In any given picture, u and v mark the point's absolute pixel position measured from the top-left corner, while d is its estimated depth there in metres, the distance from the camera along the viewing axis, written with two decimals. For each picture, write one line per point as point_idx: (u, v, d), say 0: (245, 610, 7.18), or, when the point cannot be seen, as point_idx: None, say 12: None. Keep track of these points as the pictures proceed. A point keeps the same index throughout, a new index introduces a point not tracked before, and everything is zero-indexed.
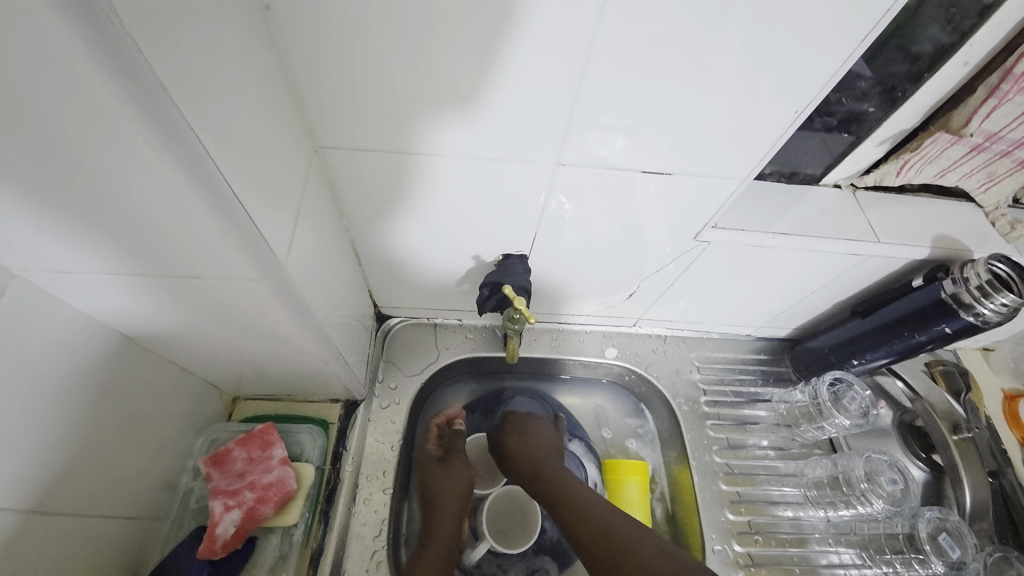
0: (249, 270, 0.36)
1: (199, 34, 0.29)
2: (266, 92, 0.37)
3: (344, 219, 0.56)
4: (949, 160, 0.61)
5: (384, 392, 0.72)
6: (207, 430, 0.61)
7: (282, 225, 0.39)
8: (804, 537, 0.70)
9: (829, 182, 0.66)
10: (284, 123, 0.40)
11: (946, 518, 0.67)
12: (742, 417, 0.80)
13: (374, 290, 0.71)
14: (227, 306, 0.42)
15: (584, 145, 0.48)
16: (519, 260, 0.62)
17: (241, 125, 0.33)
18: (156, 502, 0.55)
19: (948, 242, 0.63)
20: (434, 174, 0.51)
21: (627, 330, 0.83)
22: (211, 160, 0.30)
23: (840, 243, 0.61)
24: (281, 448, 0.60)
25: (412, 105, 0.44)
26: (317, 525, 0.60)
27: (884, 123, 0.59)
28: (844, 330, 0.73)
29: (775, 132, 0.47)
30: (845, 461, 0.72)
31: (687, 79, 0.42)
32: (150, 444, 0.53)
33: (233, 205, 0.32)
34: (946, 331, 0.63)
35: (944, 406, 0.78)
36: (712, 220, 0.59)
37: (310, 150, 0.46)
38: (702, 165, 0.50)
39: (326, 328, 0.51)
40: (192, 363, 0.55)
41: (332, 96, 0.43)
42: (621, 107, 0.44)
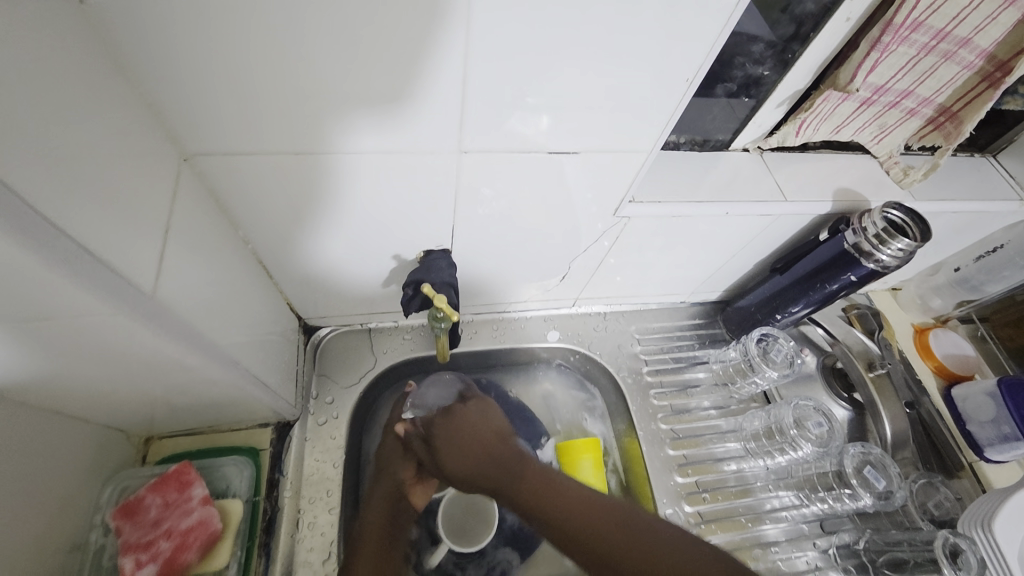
0: (108, 308, 0.32)
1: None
2: (96, 100, 0.32)
3: (241, 231, 0.51)
4: (842, 117, 0.65)
5: (320, 408, 0.68)
6: (114, 478, 0.55)
7: (143, 249, 0.34)
8: (748, 488, 0.74)
9: (738, 147, 0.68)
10: (131, 133, 0.35)
11: (869, 451, 0.72)
12: (683, 382, 0.82)
13: (294, 302, 0.66)
14: (104, 347, 0.37)
15: (485, 130, 0.46)
16: (442, 255, 0.60)
17: (58, 142, 0.28)
18: (61, 568, 0.49)
19: (848, 194, 0.67)
20: (336, 174, 0.47)
21: (567, 312, 0.84)
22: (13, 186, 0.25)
23: (752, 206, 0.62)
24: (200, 487, 0.56)
25: (285, 100, 0.40)
26: (256, 559, 0.57)
27: (779, 85, 0.61)
28: (767, 287, 0.77)
29: (671, 104, 0.47)
30: (776, 411, 0.76)
31: (581, 51, 0.40)
32: (46, 507, 0.47)
33: (64, 237, 0.28)
34: (852, 279, 0.67)
35: (860, 346, 0.85)
36: (630, 194, 0.59)
37: (177, 160, 0.41)
38: (612, 142, 0.50)
39: (231, 353, 0.47)
40: (87, 412, 0.49)
41: (188, 95, 0.38)
42: (516, 89, 0.42)
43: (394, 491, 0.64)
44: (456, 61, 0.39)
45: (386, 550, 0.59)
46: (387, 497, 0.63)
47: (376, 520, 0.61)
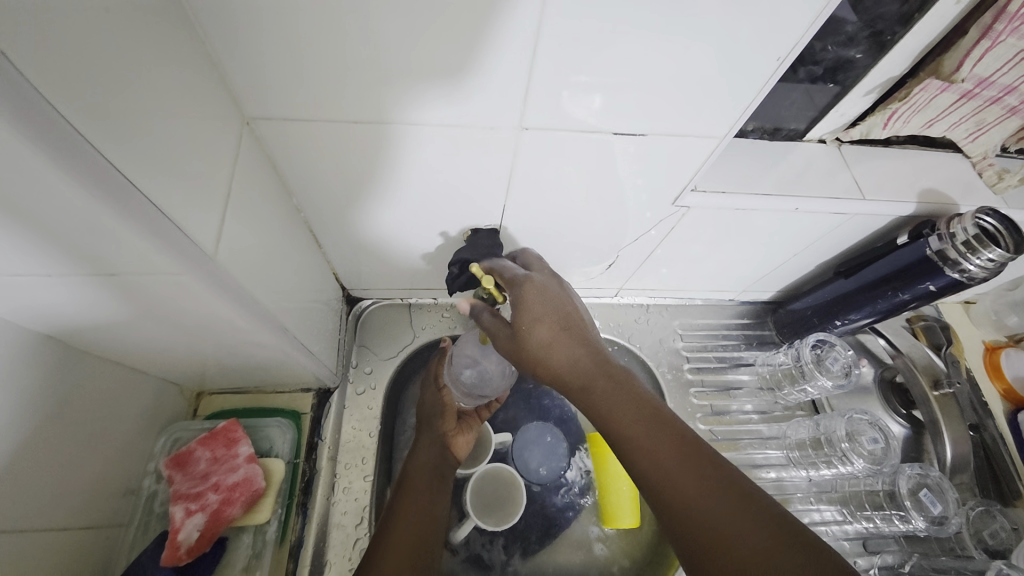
0: (172, 266, 0.32)
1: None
2: (168, 59, 0.32)
3: (294, 199, 0.52)
4: (937, 109, 0.58)
5: (359, 377, 0.69)
6: (168, 430, 0.58)
7: (206, 211, 0.34)
8: (787, 497, 0.71)
9: (814, 138, 0.63)
10: (198, 94, 0.35)
11: (927, 474, 0.67)
12: (725, 382, 0.79)
13: (340, 273, 0.67)
14: (166, 304, 0.38)
15: (547, 107, 0.43)
16: (490, 234, 0.59)
17: (127, 98, 0.28)
18: (116, 509, 0.52)
19: (934, 196, 0.61)
20: (392, 146, 0.46)
21: (608, 301, 0.81)
22: (86, 138, 0.25)
23: (825, 203, 0.58)
24: (247, 445, 0.58)
25: (346, 68, 0.39)
26: (294, 517, 0.59)
27: (871, 71, 0.56)
28: (828, 291, 0.71)
29: (757, 84, 0.43)
30: (827, 423, 0.72)
31: (661, 25, 0.37)
32: (105, 452, 0.50)
33: (136, 197, 0.28)
34: (930, 288, 0.62)
35: (925, 360, 0.78)
36: (693, 183, 0.55)
37: (239, 124, 0.41)
38: (681, 126, 0.47)
39: (279, 318, 0.48)
40: (144, 364, 0.51)
41: (250, 56, 0.37)
42: (589, 65, 0.40)
43: (437, 441, 0.65)
44: (526, 30, 0.37)
45: (432, 492, 0.61)
46: (431, 446, 0.65)
47: (419, 469, 0.62)
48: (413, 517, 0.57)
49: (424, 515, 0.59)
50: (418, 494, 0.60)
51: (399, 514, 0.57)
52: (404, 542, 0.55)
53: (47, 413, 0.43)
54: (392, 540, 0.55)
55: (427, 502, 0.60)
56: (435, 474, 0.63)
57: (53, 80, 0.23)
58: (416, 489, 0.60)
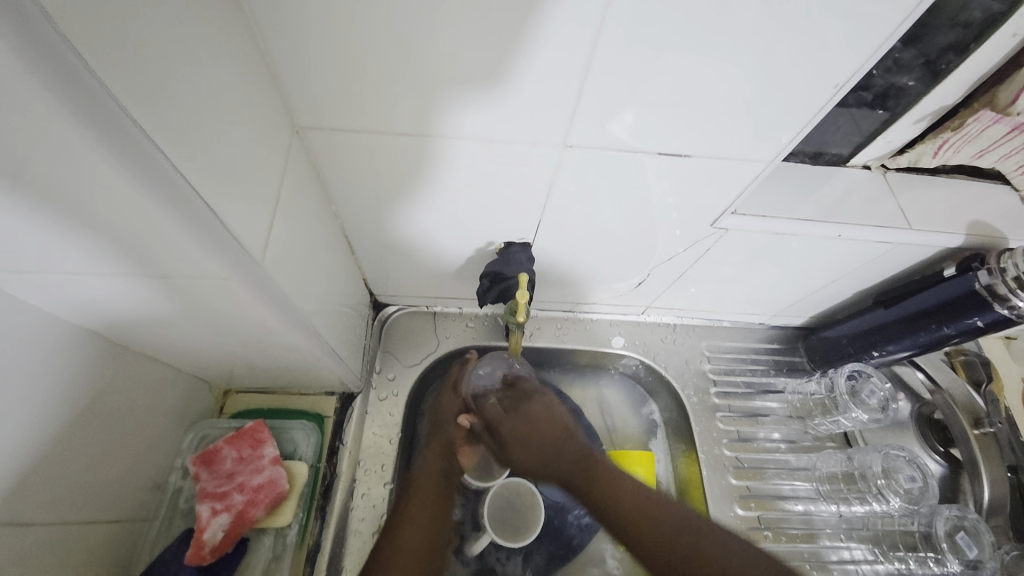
0: (221, 270, 0.33)
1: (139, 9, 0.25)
2: (231, 70, 0.33)
3: (334, 205, 0.52)
4: (990, 140, 0.56)
5: (382, 383, 0.69)
6: (196, 426, 0.59)
7: (257, 217, 0.35)
8: (814, 533, 0.68)
9: (858, 163, 0.62)
10: (256, 104, 0.36)
11: (965, 516, 0.65)
12: (752, 409, 0.77)
13: (369, 278, 0.67)
14: (209, 304, 0.39)
15: (590, 122, 0.43)
16: (522, 248, 0.59)
17: (192, 107, 0.29)
18: (142, 504, 0.53)
19: (985, 228, 0.59)
20: (436, 157, 0.46)
21: (634, 319, 0.80)
22: (154, 144, 0.26)
23: (869, 231, 0.56)
24: (272, 447, 0.59)
25: (398, 83, 0.39)
26: (313, 522, 0.59)
27: (924, 98, 0.54)
28: (865, 320, 0.69)
29: (810, 108, 0.42)
30: (861, 457, 0.70)
31: (714, 50, 0.37)
32: (136, 447, 0.51)
33: (199, 209, 0.29)
34: (977, 324, 0.59)
35: (965, 398, 0.75)
36: (733, 205, 0.54)
37: (290, 133, 0.42)
38: (726, 149, 0.46)
39: (313, 321, 0.48)
40: (177, 361, 0.52)
41: (306, 68, 0.38)
42: (636, 83, 0.40)
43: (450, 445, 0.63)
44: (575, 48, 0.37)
45: (439, 501, 0.58)
46: (442, 451, 0.62)
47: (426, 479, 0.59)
48: (421, 528, 0.55)
49: (432, 525, 0.56)
50: (424, 506, 0.57)
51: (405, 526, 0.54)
52: (412, 553, 0.52)
53: (83, 405, 0.44)
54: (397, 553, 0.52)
55: (436, 514, 0.57)
56: (443, 482, 0.60)
57: (132, 96, 0.24)
58: (423, 501, 0.57)
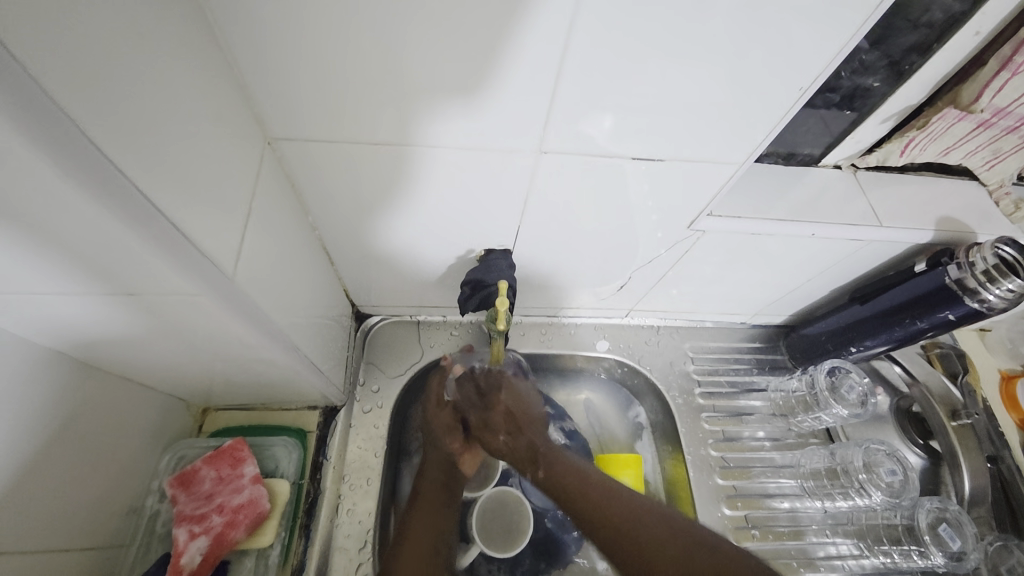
0: (191, 286, 0.32)
1: (99, 27, 0.25)
2: (197, 81, 0.32)
3: (310, 217, 0.52)
4: (954, 138, 0.58)
5: (365, 396, 0.68)
6: (173, 446, 0.58)
7: (226, 230, 0.34)
8: (801, 530, 0.69)
9: (829, 163, 0.63)
10: (225, 115, 0.36)
11: (946, 507, 0.66)
12: (736, 408, 0.78)
13: (350, 288, 0.67)
14: (181, 321, 0.38)
15: (566, 127, 0.43)
16: (503, 255, 0.59)
17: (155, 122, 0.28)
18: (117, 530, 0.51)
19: (953, 223, 0.61)
20: (413, 167, 0.46)
21: (618, 322, 0.80)
22: (113, 161, 0.25)
23: (841, 230, 0.57)
24: (252, 465, 0.57)
25: (370, 93, 0.39)
26: (297, 540, 0.58)
27: (889, 99, 0.56)
28: (842, 317, 0.71)
29: (780, 110, 0.43)
30: (843, 452, 0.71)
31: (682, 56, 0.38)
32: (109, 472, 0.49)
33: (166, 227, 0.29)
34: (949, 318, 0.61)
35: (942, 389, 0.77)
36: (709, 207, 0.55)
37: (262, 144, 0.42)
38: (699, 152, 0.47)
39: (290, 335, 0.47)
40: (153, 380, 0.51)
41: (276, 78, 0.38)
42: (606, 89, 0.40)
43: (446, 461, 0.63)
44: (548, 55, 0.37)
45: (439, 510, 0.60)
46: (440, 465, 0.63)
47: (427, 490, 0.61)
48: (422, 538, 0.57)
49: (433, 534, 0.58)
50: (426, 514, 0.59)
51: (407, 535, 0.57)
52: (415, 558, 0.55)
53: (53, 430, 0.42)
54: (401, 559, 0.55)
55: (437, 522, 0.59)
56: (447, 492, 0.62)
57: (92, 116, 0.24)
58: (424, 509, 0.59)
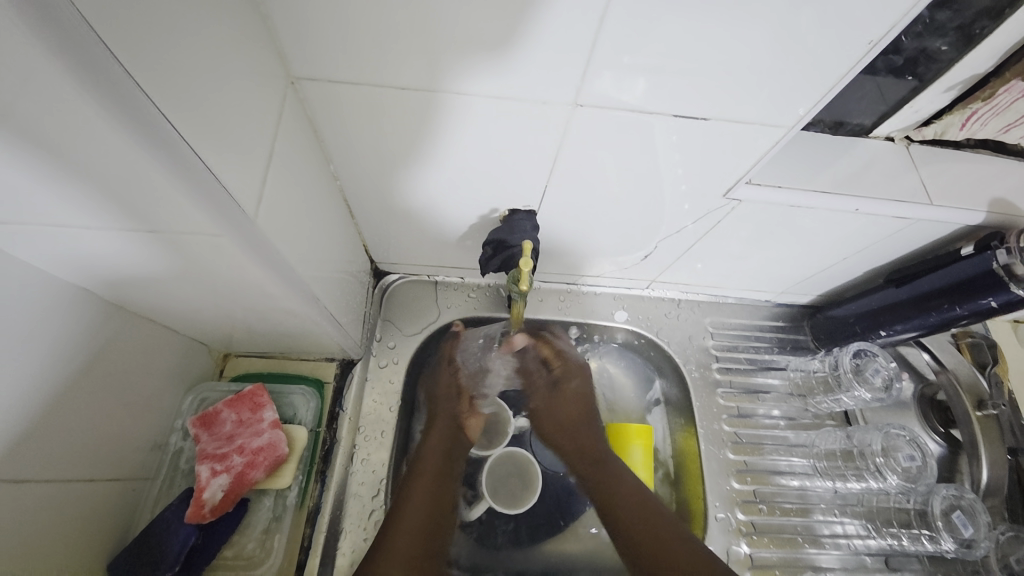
0: (212, 225, 0.32)
1: None
2: (219, 7, 0.31)
3: (332, 166, 0.51)
4: (1019, 113, 0.53)
5: (382, 351, 0.69)
6: (195, 389, 0.59)
7: (247, 169, 0.33)
8: (808, 507, 0.69)
9: (881, 134, 0.59)
10: (247, 47, 0.34)
11: (962, 495, 0.64)
12: (753, 385, 0.77)
13: (370, 244, 0.66)
14: (204, 263, 0.37)
15: (600, 85, 0.41)
16: (527, 216, 0.57)
17: (179, 46, 0.27)
18: (143, 463, 0.53)
19: (1008, 207, 0.56)
20: (440, 115, 0.44)
21: (638, 293, 0.79)
22: (131, 77, 0.24)
23: (887, 206, 0.54)
24: (271, 411, 0.59)
25: (396, 33, 0.37)
26: (313, 485, 0.59)
27: (956, 65, 0.51)
28: (873, 299, 0.68)
29: (838, 71, 0.39)
30: (861, 435, 0.69)
31: (736, 7, 0.34)
32: (134, 408, 0.51)
33: (193, 162, 0.28)
34: (991, 305, 0.58)
35: (969, 379, 0.75)
36: (748, 175, 0.52)
37: (284, 83, 0.40)
38: (743, 114, 0.44)
39: (312, 287, 0.47)
40: (176, 323, 0.52)
41: (300, 14, 0.36)
42: (650, 44, 0.37)
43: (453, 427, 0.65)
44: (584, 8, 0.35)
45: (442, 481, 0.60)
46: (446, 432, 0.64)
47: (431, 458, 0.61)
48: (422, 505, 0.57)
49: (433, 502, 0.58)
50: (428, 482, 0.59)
51: (408, 502, 0.56)
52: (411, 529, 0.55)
53: (82, 364, 0.43)
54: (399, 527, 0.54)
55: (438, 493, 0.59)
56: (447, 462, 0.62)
57: (111, 34, 0.23)
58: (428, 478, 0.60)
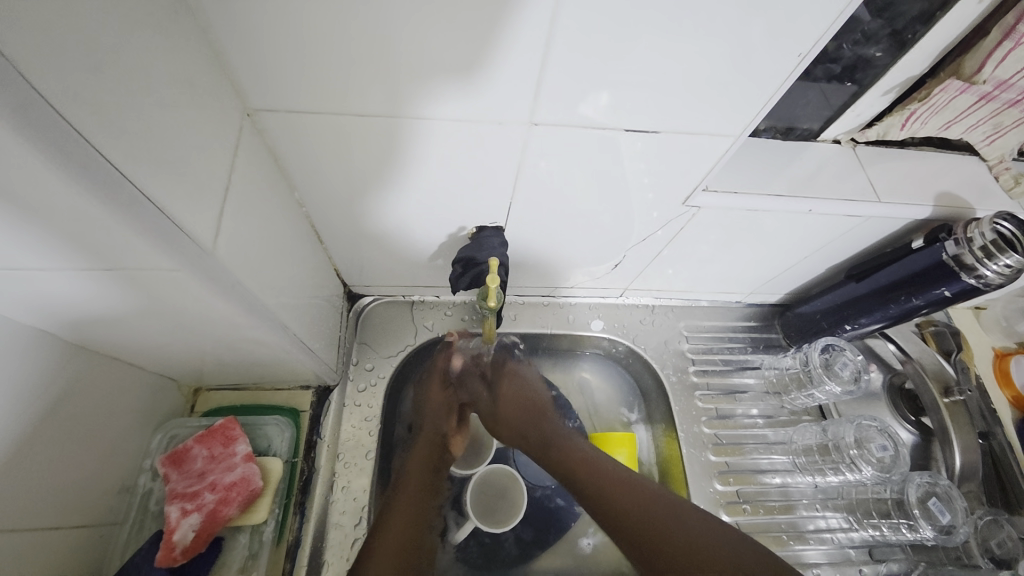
0: (166, 261, 0.31)
1: None
2: (168, 47, 0.31)
3: (296, 194, 0.51)
4: (956, 111, 0.57)
5: (360, 374, 0.69)
6: (164, 426, 0.57)
7: (203, 203, 0.33)
8: (791, 504, 0.70)
9: (829, 138, 0.62)
10: (198, 84, 0.34)
11: (937, 482, 0.66)
12: (730, 386, 0.78)
13: (341, 268, 0.66)
14: (164, 298, 0.37)
15: (557, 103, 0.42)
16: (495, 233, 0.58)
17: (121, 86, 0.27)
18: (109, 508, 0.51)
19: (953, 200, 0.59)
20: (403, 140, 0.45)
21: (613, 301, 0.80)
22: (61, 114, 0.23)
23: (839, 205, 0.56)
24: (244, 444, 0.57)
25: (350, 63, 0.38)
26: (291, 519, 0.58)
27: (890, 70, 0.54)
28: (837, 294, 0.70)
29: (776, 81, 0.41)
30: (835, 428, 0.71)
31: (683, 20, 0.36)
32: (99, 450, 0.49)
33: (139, 199, 0.28)
34: (945, 294, 0.60)
35: (935, 366, 0.77)
36: (704, 182, 0.54)
37: (241, 116, 0.40)
38: (693, 126, 0.46)
39: (279, 316, 0.47)
40: (141, 360, 0.50)
41: (253, 51, 0.36)
42: (604, 60, 0.39)
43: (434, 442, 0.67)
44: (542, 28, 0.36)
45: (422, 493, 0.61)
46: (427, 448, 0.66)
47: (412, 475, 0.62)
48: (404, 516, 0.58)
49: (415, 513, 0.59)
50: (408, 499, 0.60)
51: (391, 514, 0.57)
52: (392, 546, 0.54)
53: (43, 408, 0.42)
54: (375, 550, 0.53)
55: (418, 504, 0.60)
56: (427, 475, 0.63)
57: (54, 83, 0.23)
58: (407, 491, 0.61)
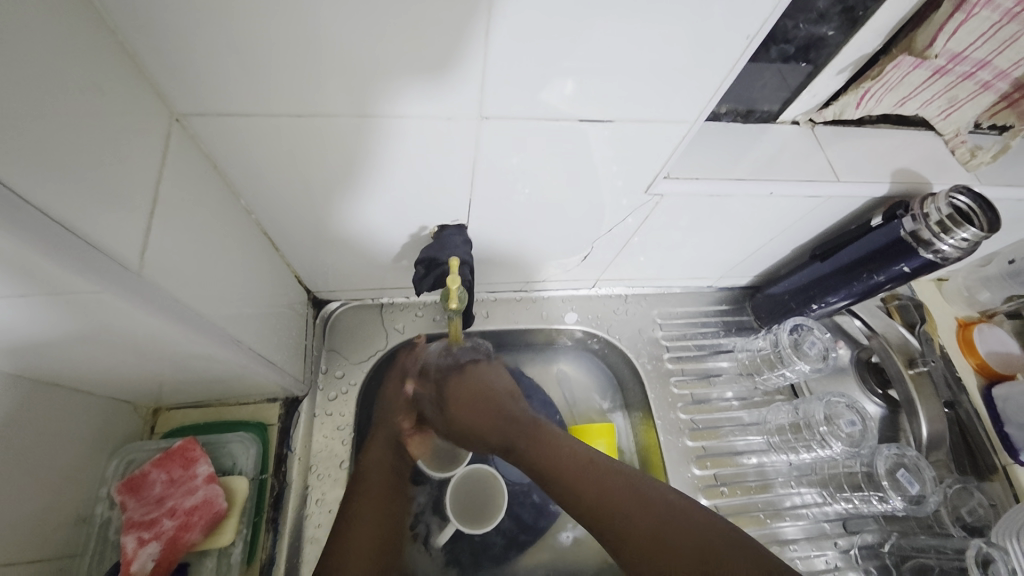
0: (87, 283, 0.29)
1: None
2: (69, 51, 0.29)
3: (242, 201, 0.49)
4: (910, 87, 0.57)
5: (330, 382, 0.67)
6: (120, 451, 0.55)
7: (123, 218, 0.31)
8: (768, 483, 0.71)
9: (788, 119, 0.62)
10: (110, 90, 0.32)
11: (904, 454, 0.68)
12: (705, 370, 0.78)
13: (301, 275, 0.63)
14: (96, 322, 0.35)
15: (511, 94, 0.41)
16: (457, 231, 0.57)
17: (12, 96, 0.24)
18: (65, 541, 0.49)
19: (909, 176, 0.60)
20: (349, 139, 0.43)
21: (586, 293, 0.80)
22: None
23: (800, 187, 0.56)
24: (205, 465, 0.55)
25: (281, 59, 0.35)
26: (263, 536, 0.57)
27: (843, 48, 0.54)
28: (803, 274, 0.71)
29: (729, 62, 0.41)
30: (805, 407, 0.72)
31: (640, 3, 0.35)
32: (49, 483, 0.46)
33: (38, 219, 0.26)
34: (905, 270, 0.61)
35: (899, 340, 0.79)
36: (665, 169, 0.53)
37: (167, 121, 0.38)
38: (650, 113, 0.45)
39: (230, 330, 0.44)
40: (88, 385, 0.48)
41: (171, 50, 0.34)
42: (564, 44, 0.37)
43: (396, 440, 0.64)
44: (496, 15, 0.34)
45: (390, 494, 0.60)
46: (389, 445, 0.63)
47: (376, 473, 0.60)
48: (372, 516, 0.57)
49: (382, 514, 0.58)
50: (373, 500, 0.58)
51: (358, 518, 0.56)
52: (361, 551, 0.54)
53: None
54: (352, 551, 0.54)
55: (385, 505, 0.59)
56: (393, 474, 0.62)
57: None
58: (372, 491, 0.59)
